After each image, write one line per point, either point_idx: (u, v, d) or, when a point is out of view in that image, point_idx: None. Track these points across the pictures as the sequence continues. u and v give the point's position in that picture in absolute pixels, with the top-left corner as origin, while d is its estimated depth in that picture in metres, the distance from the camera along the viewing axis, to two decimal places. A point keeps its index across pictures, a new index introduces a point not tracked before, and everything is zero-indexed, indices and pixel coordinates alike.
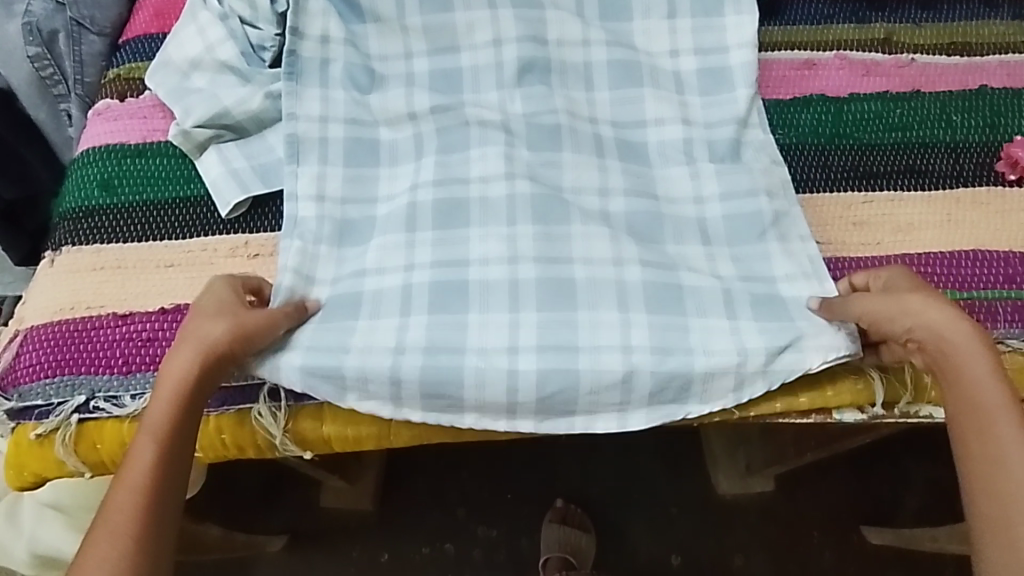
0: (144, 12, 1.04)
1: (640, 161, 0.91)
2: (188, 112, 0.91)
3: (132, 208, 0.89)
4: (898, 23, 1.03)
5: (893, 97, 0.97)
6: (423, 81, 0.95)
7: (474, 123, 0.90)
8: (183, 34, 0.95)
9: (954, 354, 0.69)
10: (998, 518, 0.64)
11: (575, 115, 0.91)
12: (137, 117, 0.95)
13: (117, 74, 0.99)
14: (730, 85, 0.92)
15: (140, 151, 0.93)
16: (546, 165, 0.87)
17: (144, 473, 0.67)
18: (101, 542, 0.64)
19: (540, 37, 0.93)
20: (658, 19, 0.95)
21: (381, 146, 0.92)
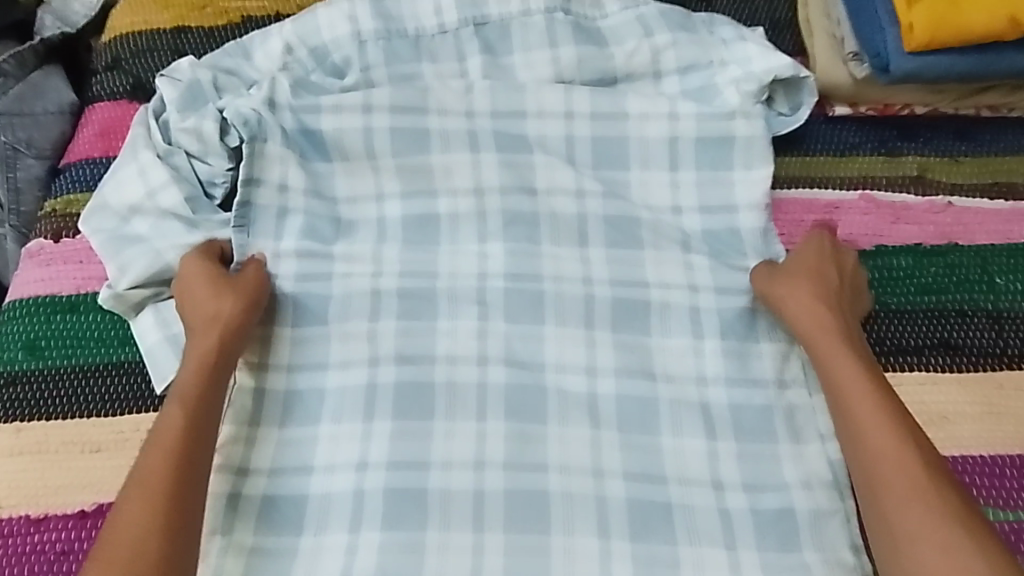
0: (88, 131, 0.94)
1: (639, 333, 0.81)
2: (124, 270, 0.81)
3: (59, 376, 0.79)
4: (933, 156, 0.90)
5: (926, 251, 0.85)
6: (395, 230, 0.86)
7: (450, 281, 0.83)
8: (123, 173, 0.86)
9: (822, 348, 0.74)
10: (879, 519, 0.64)
11: (562, 272, 0.84)
12: (72, 262, 0.86)
13: (52, 207, 0.89)
14: (732, 255, 0.86)
15: (73, 303, 0.83)
16: (526, 334, 0.80)
17: (174, 439, 0.67)
18: (132, 506, 0.63)
19: (526, 186, 0.87)
20: (658, 171, 0.89)
21: (334, 305, 0.81)
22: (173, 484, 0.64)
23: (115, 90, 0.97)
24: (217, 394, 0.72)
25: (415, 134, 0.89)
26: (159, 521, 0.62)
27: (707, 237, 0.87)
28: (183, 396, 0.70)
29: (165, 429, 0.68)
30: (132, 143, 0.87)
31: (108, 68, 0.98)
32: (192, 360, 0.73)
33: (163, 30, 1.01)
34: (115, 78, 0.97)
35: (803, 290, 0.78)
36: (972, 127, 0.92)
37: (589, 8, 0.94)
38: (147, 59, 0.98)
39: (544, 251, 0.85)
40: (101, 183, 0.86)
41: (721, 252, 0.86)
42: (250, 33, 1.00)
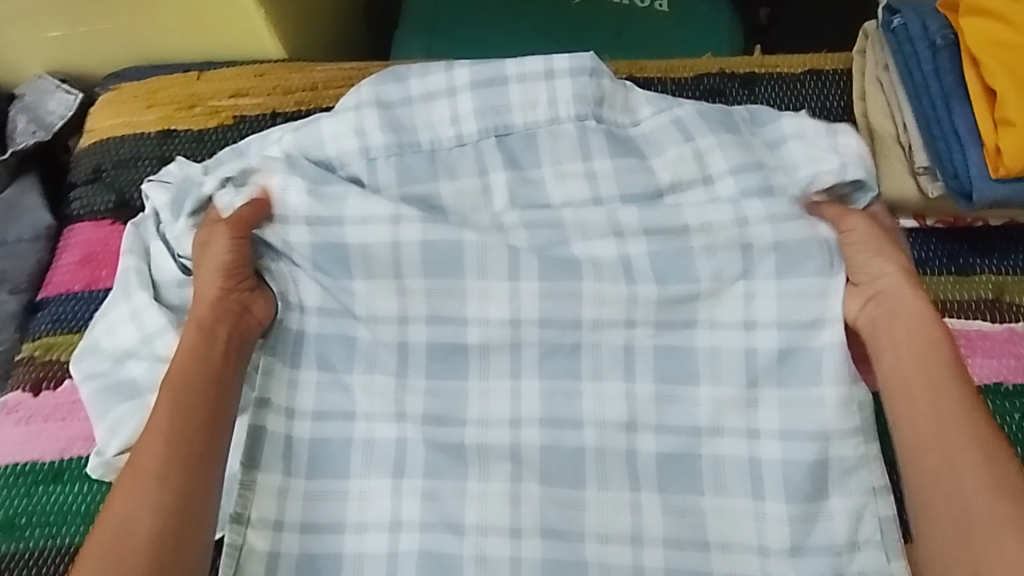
0: (69, 257, 0.85)
1: (689, 492, 0.75)
2: (113, 433, 0.73)
3: (43, 561, 0.70)
4: (1008, 274, 0.81)
5: (1008, 391, 0.76)
6: (419, 360, 0.78)
7: (484, 430, 0.76)
8: (114, 314, 0.77)
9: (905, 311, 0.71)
10: (937, 470, 0.63)
11: (604, 417, 0.76)
12: (54, 418, 0.77)
13: (32, 351, 0.80)
14: (803, 384, 0.75)
15: (57, 470, 0.75)
16: (566, 496, 0.74)
17: (166, 427, 0.65)
18: (129, 496, 0.62)
19: (570, 320, 0.77)
20: (729, 293, 0.76)
21: (354, 450, 0.76)
22: (171, 477, 0.63)
23: (97, 208, 0.87)
24: (206, 371, 0.69)
25: (444, 259, 0.77)
26: (160, 513, 0.62)
27: (783, 359, 0.75)
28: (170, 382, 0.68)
29: (158, 415, 0.66)
30: (121, 278, 0.79)
31: (89, 180, 0.89)
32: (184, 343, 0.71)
33: (150, 133, 0.91)
34: (97, 193, 0.88)
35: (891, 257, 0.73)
36: None
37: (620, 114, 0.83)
38: (131, 169, 0.89)
39: (586, 390, 0.77)
40: (92, 322, 0.79)
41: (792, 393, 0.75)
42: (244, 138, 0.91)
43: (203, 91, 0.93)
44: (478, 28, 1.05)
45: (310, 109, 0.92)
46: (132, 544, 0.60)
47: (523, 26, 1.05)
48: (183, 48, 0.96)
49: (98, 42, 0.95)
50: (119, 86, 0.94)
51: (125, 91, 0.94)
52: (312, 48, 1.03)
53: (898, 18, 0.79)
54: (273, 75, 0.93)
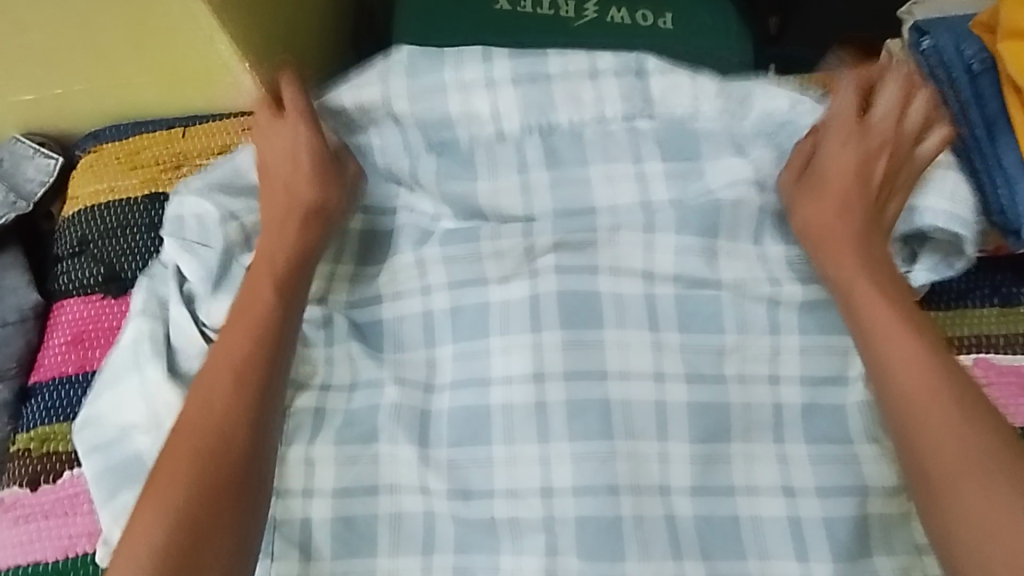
0: (58, 338, 0.80)
1: (735, 557, 0.68)
2: (117, 520, 0.67)
3: None
4: None
5: None
6: (440, 430, 0.72)
7: (513, 501, 0.69)
8: (124, 385, 0.72)
9: (833, 234, 0.68)
10: (908, 389, 0.60)
11: (639, 482, 0.69)
12: (55, 515, 0.72)
13: (25, 443, 0.76)
14: (840, 433, 0.72)
15: (61, 571, 0.71)
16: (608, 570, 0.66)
17: (254, 328, 0.67)
18: (205, 392, 0.63)
19: (595, 371, 0.72)
20: (758, 336, 0.73)
21: (381, 526, 0.70)
22: (252, 385, 0.63)
23: (85, 283, 0.82)
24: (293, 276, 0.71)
25: (472, 306, 0.75)
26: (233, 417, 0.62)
27: (816, 408, 0.72)
28: (272, 269, 0.71)
29: (254, 304, 0.68)
30: (133, 347, 0.73)
31: (75, 253, 0.84)
32: (274, 246, 0.72)
33: (135, 198, 0.86)
34: (84, 267, 0.83)
35: (817, 199, 0.69)
36: None
37: (676, 106, 0.78)
38: (119, 239, 0.84)
39: (621, 454, 0.70)
40: (97, 391, 0.73)
41: (837, 450, 0.71)
42: None
43: (187, 149, 0.88)
44: None
45: None
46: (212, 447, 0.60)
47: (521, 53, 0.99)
48: (164, 101, 0.91)
49: (74, 101, 0.89)
50: (100, 147, 0.89)
51: (105, 152, 0.89)
52: None
53: (927, 39, 0.73)
54: None
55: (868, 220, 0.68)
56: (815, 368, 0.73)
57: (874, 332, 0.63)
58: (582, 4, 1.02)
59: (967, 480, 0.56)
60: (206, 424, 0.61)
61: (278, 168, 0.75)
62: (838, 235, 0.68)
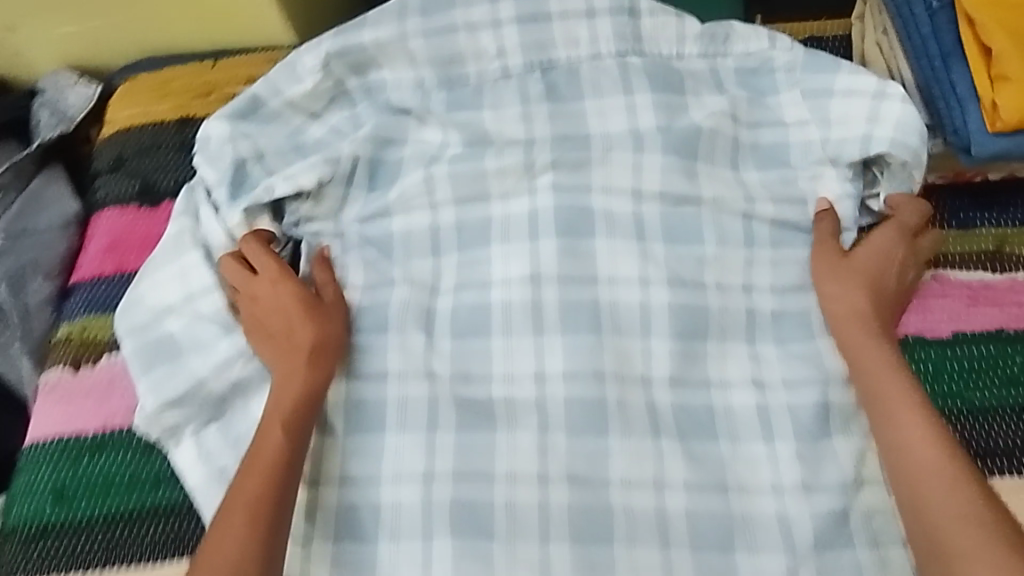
0: (97, 243, 0.88)
1: (708, 439, 0.75)
2: (153, 389, 0.75)
3: (92, 527, 0.75)
4: (1012, 227, 0.83)
5: (1012, 337, 0.78)
6: (445, 326, 0.80)
7: (509, 385, 0.77)
8: (163, 271, 0.81)
9: (841, 321, 0.75)
10: (912, 458, 0.65)
11: (624, 372, 0.77)
12: (93, 396, 0.80)
13: (68, 333, 0.84)
14: (808, 334, 0.79)
15: (100, 442, 0.78)
16: (594, 444, 0.74)
17: (289, 410, 0.71)
18: (245, 485, 0.66)
19: (587, 277, 0.80)
20: (735, 250, 0.81)
21: (388, 407, 0.77)
22: (278, 487, 0.66)
23: (122, 195, 0.90)
24: (314, 330, 0.76)
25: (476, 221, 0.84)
26: (258, 501, 0.65)
27: (783, 311, 0.80)
28: (295, 348, 0.74)
29: (283, 395, 0.72)
30: (175, 239, 0.83)
31: (112, 169, 0.92)
32: (295, 318, 0.76)
33: (168, 120, 0.93)
34: (120, 181, 0.91)
35: (841, 282, 0.77)
36: None
37: (664, 46, 0.89)
38: (153, 157, 0.91)
39: (607, 349, 0.77)
40: (140, 277, 0.82)
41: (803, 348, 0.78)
42: None
43: (217, 79, 0.95)
44: None
45: None
46: (247, 513, 0.64)
47: None
48: (197, 36, 0.99)
49: (113, 38, 0.98)
50: (134, 78, 0.97)
51: (141, 82, 0.96)
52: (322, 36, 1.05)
53: None
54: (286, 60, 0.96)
55: (879, 316, 0.75)
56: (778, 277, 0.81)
57: (878, 424, 0.69)
58: None
59: (969, 538, 0.59)
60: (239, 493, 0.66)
61: (264, 322, 0.77)
62: (866, 320, 0.74)
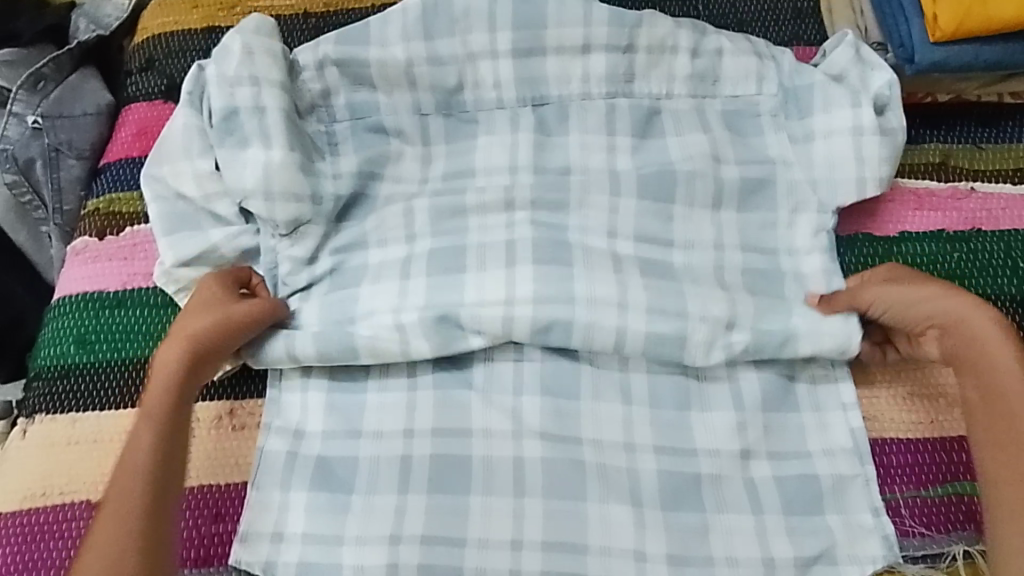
0: (125, 132, 0.96)
1: (672, 282, 0.80)
2: (171, 248, 0.83)
3: (110, 369, 0.82)
4: (955, 144, 0.91)
5: (951, 237, 0.86)
6: (426, 209, 0.87)
7: (482, 254, 0.83)
8: (177, 166, 0.87)
9: (980, 337, 0.71)
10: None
11: (590, 244, 0.83)
12: (116, 258, 0.88)
13: (96, 206, 0.92)
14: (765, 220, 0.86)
15: (120, 299, 0.86)
16: (557, 292, 0.79)
17: (142, 470, 0.67)
18: (101, 546, 0.63)
19: (561, 168, 0.87)
20: (696, 134, 0.87)
21: (374, 273, 0.84)
22: (138, 542, 0.64)
23: (150, 92, 0.99)
24: (182, 385, 0.72)
25: (458, 116, 0.91)
26: (127, 560, 0.62)
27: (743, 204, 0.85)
28: (157, 401, 0.71)
29: (130, 463, 0.67)
30: (186, 139, 0.89)
31: (143, 70, 1.01)
32: (166, 370, 0.72)
33: (194, 30, 1.03)
34: (150, 80, 1.00)
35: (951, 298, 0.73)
36: (995, 114, 0.93)
37: None
38: (180, 60, 1.01)
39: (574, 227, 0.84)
40: (159, 159, 0.88)
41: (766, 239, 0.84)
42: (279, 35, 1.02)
43: None
44: None
45: (337, 11, 1.03)
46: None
47: None
48: None
49: None
50: None
51: None
52: None
53: None
54: None
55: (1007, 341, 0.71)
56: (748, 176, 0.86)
57: (1008, 437, 0.67)
58: None
59: None
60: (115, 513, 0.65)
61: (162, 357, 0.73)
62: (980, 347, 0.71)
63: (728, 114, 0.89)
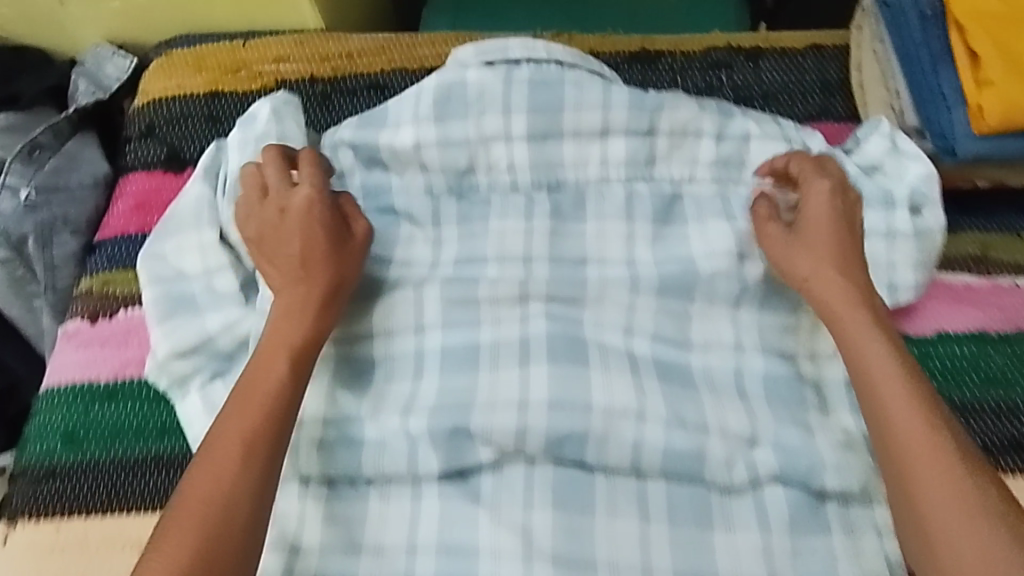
0: (123, 204, 0.92)
1: (689, 388, 0.77)
2: (166, 340, 0.78)
3: (99, 468, 0.78)
4: (995, 233, 0.86)
5: (993, 338, 0.80)
6: (434, 297, 0.82)
7: (495, 352, 0.78)
8: (185, 238, 0.83)
9: (840, 309, 0.71)
10: (908, 466, 0.62)
11: (606, 342, 0.78)
12: (110, 345, 0.85)
13: (89, 286, 0.88)
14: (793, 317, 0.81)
15: (112, 390, 0.83)
16: (572, 398, 0.74)
17: (278, 393, 0.68)
18: (223, 457, 0.64)
19: (577, 259, 0.83)
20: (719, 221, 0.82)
21: (378, 365, 0.80)
22: (258, 466, 0.64)
23: (150, 160, 0.95)
24: (319, 319, 0.73)
25: (470, 199, 0.87)
26: (241, 479, 0.63)
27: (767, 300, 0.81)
28: (296, 329, 0.72)
29: (270, 378, 0.69)
30: (196, 210, 0.84)
31: (143, 136, 0.96)
32: (309, 295, 0.73)
33: (198, 95, 0.98)
34: (149, 147, 0.95)
35: (820, 263, 0.74)
36: None
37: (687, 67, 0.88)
38: (182, 126, 0.96)
39: (589, 322, 0.79)
40: (158, 234, 0.83)
41: (788, 340, 0.80)
42: None
43: (247, 58, 1.00)
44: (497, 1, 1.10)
45: (346, 76, 0.99)
46: (218, 492, 0.62)
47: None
48: (230, 17, 1.02)
49: (155, 15, 1.02)
50: (169, 53, 1.02)
51: (175, 57, 1.01)
52: (346, 22, 1.08)
53: None
54: (311, 44, 1.00)
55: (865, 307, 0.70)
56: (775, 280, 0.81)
57: (895, 421, 0.63)
58: None
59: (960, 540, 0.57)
60: (224, 435, 0.65)
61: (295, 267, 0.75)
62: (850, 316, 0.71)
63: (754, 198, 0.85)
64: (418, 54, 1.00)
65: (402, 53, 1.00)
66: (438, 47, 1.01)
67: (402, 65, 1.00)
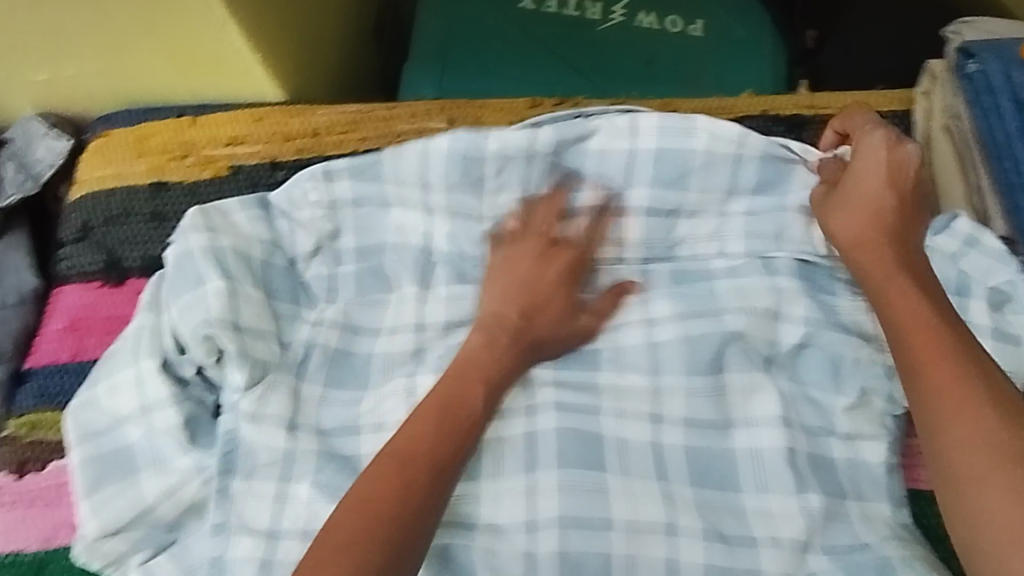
0: (56, 323, 0.80)
1: (728, 492, 0.66)
2: (96, 513, 0.65)
3: None
4: None
5: None
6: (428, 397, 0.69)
7: (499, 453, 0.67)
8: (118, 376, 0.69)
9: (869, 263, 0.65)
10: (932, 410, 0.57)
11: (629, 434, 0.67)
12: (38, 504, 0.72)
13: (17, 429, 0.75)
14: (855, 450, 0.68)
15: (41, 561, 0.70)
16: (588, 514, 0.63)
17: (477, 401, 0.63)
18: (422, 424, 0.60)
19: (589, 355, 0.70)
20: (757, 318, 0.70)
21: None
22: (447, 462, 0.59)
23: (86, 268, 0.81)
24: (548, 342, 0.68)
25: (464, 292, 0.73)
26: (445, 465, 0.58)
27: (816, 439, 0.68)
28: (520, 343, 0.67)
29: (478, 367, 0.65)
30: (134, 339, 0.71)
31: (78, 238, 0.83)
32: (536, 298, 0.68)
33: (141, 185, 0.84)
34: (85, 253, 0.82)
35: (854, 219, 0.67)
36: None
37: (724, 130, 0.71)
38: (122, 227, 0.82)
39: (608, 431, 0.67)
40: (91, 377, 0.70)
41: (842, 485, 0.66)
42: (242, 190, 0.84)
43: (196, 138, 0.85)
44: (491, 54, 0.96)
45: (311, 159, 0.85)
46: (413, 468, 0.57)
47: (535, 53, 0.96)
48: (177, 86, 0.86)
49: (88, 84, 0.86)
50: (109, 132, 0.87)
51: (114, 137, 0.86)
52: (314, 84, 0.93)
53: (974, 62, 0.72)
54: (271, 118, 0.85)
55: (894, 241, 0.65)
56: (814, 414, 0.69)
57: (930, 372, 0.58)
58: (609, 7, 0.98)
59: (989, 484, 0.53)
60: (415, 448, 0.59)
61: (526, 284, 0.69)
62: (872, 243, 0.66)
63: (803, 266, 0.72)
64: (396, 130, 0.86)
65: (378, 129, 0.86)
66: (419, 119, 0.86)
67: (377, 144, 0.85)
